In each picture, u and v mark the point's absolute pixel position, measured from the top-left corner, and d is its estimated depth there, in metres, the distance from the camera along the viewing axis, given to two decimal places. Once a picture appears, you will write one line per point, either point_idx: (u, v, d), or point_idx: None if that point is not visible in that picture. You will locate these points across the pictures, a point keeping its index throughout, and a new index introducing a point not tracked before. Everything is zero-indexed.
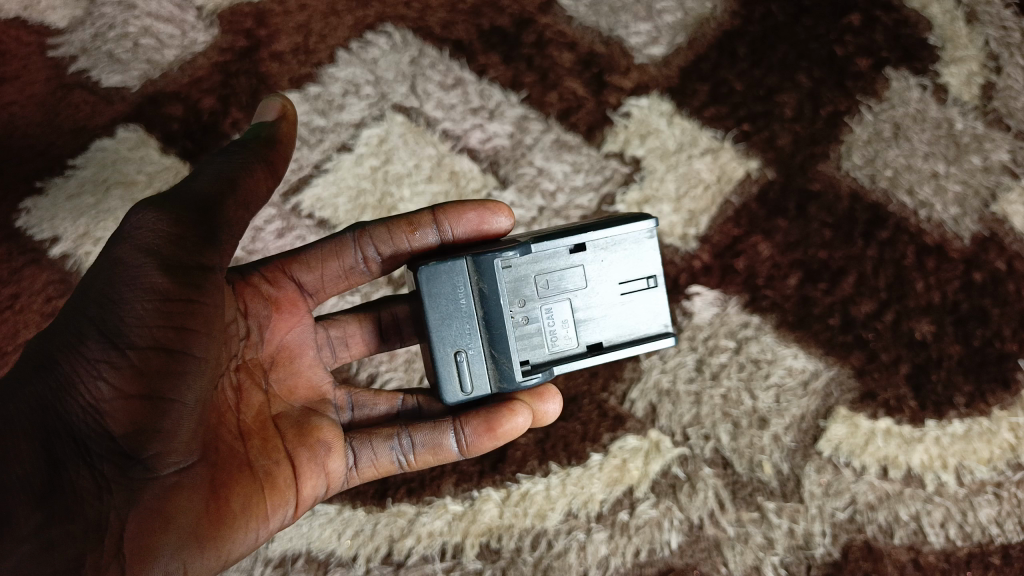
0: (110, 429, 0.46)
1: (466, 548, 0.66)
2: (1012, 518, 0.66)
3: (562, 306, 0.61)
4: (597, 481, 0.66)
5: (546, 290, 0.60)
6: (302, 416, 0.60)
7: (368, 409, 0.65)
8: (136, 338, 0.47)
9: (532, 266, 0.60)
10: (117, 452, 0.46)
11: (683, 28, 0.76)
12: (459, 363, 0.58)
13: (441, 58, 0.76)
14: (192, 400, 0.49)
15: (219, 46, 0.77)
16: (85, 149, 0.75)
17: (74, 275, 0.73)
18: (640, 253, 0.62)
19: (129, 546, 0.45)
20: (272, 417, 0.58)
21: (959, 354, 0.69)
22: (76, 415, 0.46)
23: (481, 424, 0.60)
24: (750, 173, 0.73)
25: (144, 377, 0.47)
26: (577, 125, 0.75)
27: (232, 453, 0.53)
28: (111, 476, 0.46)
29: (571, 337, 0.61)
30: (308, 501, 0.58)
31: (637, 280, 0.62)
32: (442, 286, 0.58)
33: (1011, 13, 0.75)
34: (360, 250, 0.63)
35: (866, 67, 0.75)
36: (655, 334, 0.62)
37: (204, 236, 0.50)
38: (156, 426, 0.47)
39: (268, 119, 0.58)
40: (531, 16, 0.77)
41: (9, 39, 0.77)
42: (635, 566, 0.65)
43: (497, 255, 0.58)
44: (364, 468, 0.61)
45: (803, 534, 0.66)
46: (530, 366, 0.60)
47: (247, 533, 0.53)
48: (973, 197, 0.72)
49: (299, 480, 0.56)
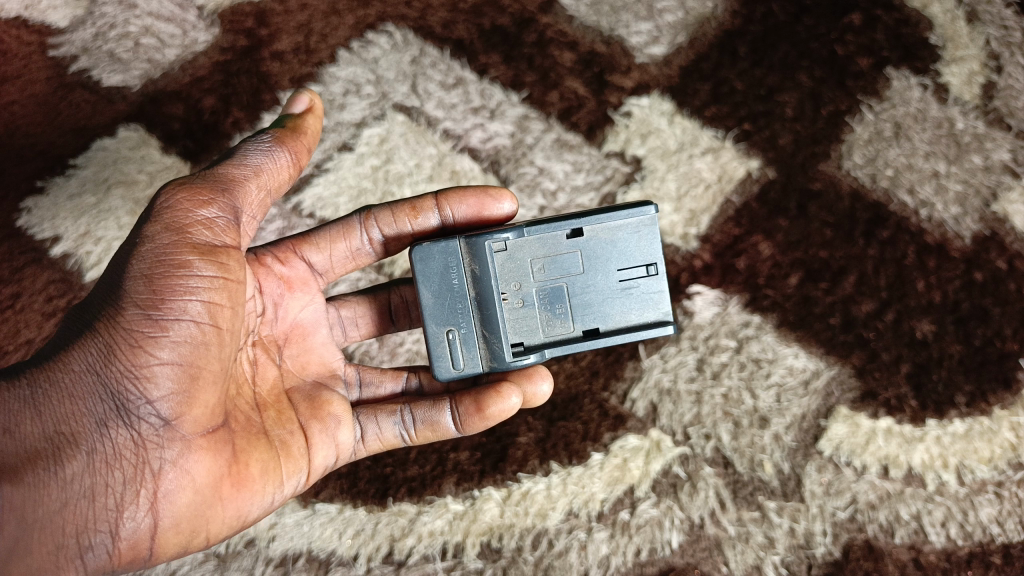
0: (140, 394, 0.49)
1: (466, 548, 0.66)
2: (1013, 517, 0.66)
3: (556, 291, 0.62)
4: (597, 480, 0.66)
5: (541, 276, 0.62)
6: (314, 390, 0.61)
7: (376, 387, 0.65)
8: (162, 311, 0.50)
9: (528, 251, 0.62)
10: (148, 415, 0.50)
11: (683, 28, 0.77)
12: (451, 342, 0.61)
13: (441, 58, 0.76)
14: (211, 371, 0.51)
15: (220, 46, 0.77)
16: (85, 149, 0.75)
17: (75, 274, 0.73)
18: (637, 242, 0.62)
19: (161, 498, 0.50)
20: (286, 391, 0.60)
21: (959, 353, 0.69)
22: (113, 379, 0.49)
23: (471, 404, 0.61)
24: (750, 173, 0.73)
25: (169, 346, 0.50)
26: (578, 125, 0.75)
27: (250, 422, 0.55)
28: (143, 436, 0.50)
29: (566, 321, 0.62)
30: (319, 471, 0.59)
31: (635, 269, 0.62)
32: (435, 266, 0.60)
33: (1012, 12, 0.75)
34: (365, 232, 0.64)
35: (866, 67, 0.75)
36: (650, 322, 0.62)
37: (223, 218, 0.53)
38: (179, 392, 0.50)
39: (294, 112, 0.58)
40: (531, 16, 0.77)
41: (9, 38, 0.77)
42: (636, 565, 0.65)
43: (488, 238, 0.60)
44: (371, 442, 0.62)
45: (803, 534, 0.66)
46: (523, 347, 0.62)
47: (263, 496, 0.55)
48: (974, 196, 0.72)
49: (311, 450, 0.58)
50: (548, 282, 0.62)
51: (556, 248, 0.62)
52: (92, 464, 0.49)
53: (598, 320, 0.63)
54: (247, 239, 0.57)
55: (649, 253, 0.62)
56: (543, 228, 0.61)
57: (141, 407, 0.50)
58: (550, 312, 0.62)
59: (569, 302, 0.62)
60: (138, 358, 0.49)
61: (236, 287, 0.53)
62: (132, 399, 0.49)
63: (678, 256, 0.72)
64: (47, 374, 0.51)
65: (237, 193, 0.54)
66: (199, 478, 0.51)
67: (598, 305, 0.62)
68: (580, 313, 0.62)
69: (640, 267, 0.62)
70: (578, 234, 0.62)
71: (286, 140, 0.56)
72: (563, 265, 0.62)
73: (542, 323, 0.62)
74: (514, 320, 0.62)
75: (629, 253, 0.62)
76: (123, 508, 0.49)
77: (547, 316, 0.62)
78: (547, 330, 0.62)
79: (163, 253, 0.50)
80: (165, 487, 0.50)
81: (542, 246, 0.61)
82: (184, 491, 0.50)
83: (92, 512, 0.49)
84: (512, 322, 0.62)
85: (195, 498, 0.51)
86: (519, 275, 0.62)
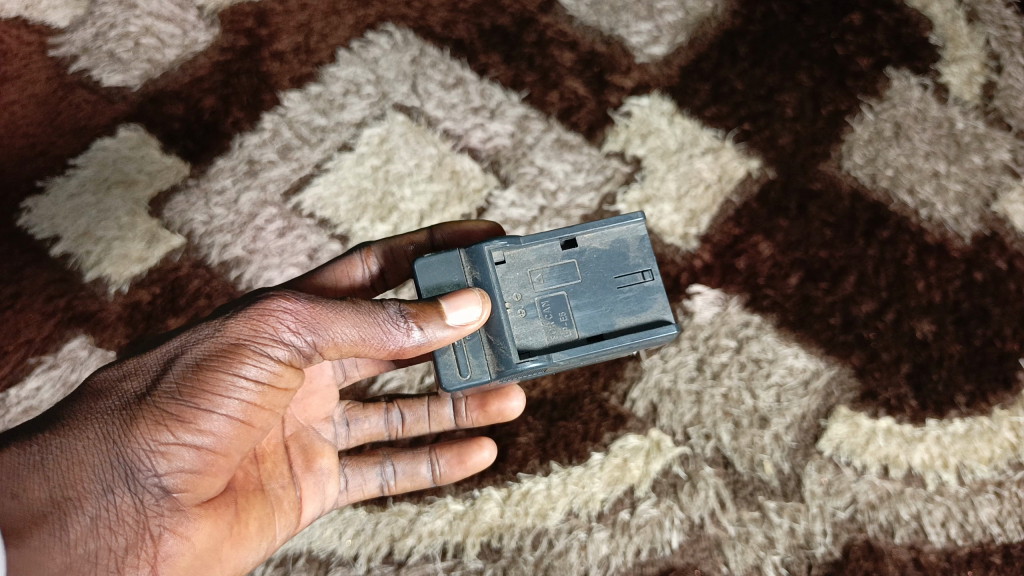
0: (156, 466, 0.49)
1: (466, 547, 0.64)
2: (1013, 517, 0.64)
3: (557, 300, 0.62)
4: (598, 480, 0.65)
5: (541, 284, 0.62)
6: (310, 439, 0.63)
7: (361, 423, 0.67)
8: (200, 398, 0.50)
9: (525, 261, 0.62)
10: (161, 485, 0.50)
11: (683, 28, 0.79)
12: (457, 348, 0.59)
13: (441, 58, 0.78)
14: (235, 450, 0.52)
15: (220, 46, 0.78)
16: (86, 149, 0.75)
17: (75, 274, 0.71)
18: (629, 248, 0.63)
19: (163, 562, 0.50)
20: (283, 441, 0.61)
21: (959, 353, 0.68)
22: (133, 450, 0.49)
23: (453, 457, 0.64)
24: (750, 173, 0.74)
25: (198, 427, 0.50)
26: (577, 125, 0.76)
27: (249, 478, 0.57)
28: (153, 504, 0.49)
29: (570, 327, 0.61)
30: (306, 520, 0.62)
31: (629, 274, 0.63)
32: (437, 277, 0.60)
33: (1012, 12, 0.78)
34: (366, 266, 0.66)
35: (866, 66, 0.77)
36: (652, 321, 0.61)
37: (297, 343, 0.52)
38: (201, 467, 0.51)
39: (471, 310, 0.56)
40: (531, 16, 0.79)
41: (9, 38, 0.79)
42: (636, 566, 0.63)
43: (486, 244, 0.61)
44: (354, 491, 0.64)
45: (803, 534, 0.64)
46: (530, 354, 0.60)
47: (255, 549, 0.57)
48: (973, 196, 0.73)
49: (302, 503, 0.60)
50: (547, 291, 0.62)
51: (552, 258, 0.63)
52: (97, 531, 0.48)
53: (601, 323, 0.62)
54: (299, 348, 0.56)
55: (643, 259, 0.63)
56: (537, 238, 0.62)
57: (150, 475, 0.49)
58: (554, 319, 0.61)
59: (570, 309, 0.62)
60: (165, 435, 0.49)
61: (281, 395, 0.53)
62: (142, 468, 0.49)
63: (679, 256, 0.72)
64: (58, 438, 0.49)
65: (327, 320, 0.53)
66: (201, 542, 0.52)
67: (599, 310, 0.62)
68: (582, 317, 0.62)
69: (634, 274, 0.63)
70: (571, 245, 0.63)
71: (424, 317, 0.55)
72: (560, 274, 0.62)
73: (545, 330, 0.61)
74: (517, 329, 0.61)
75: (623, 260, 0.63)
76: (124, 573, 0.48)
77: (550, 323, 0.61)
78: (549, 338, 0.61)
79: (219, 351, 0.51)
80: (167, 552, 0.50)
81: (538, 256, 0.62)
82: (185, 555, 0.51)
83: None
84: (517, 330, 0.61)
85: (194, 561, 0.51)
86: (519, 286, 0.62)
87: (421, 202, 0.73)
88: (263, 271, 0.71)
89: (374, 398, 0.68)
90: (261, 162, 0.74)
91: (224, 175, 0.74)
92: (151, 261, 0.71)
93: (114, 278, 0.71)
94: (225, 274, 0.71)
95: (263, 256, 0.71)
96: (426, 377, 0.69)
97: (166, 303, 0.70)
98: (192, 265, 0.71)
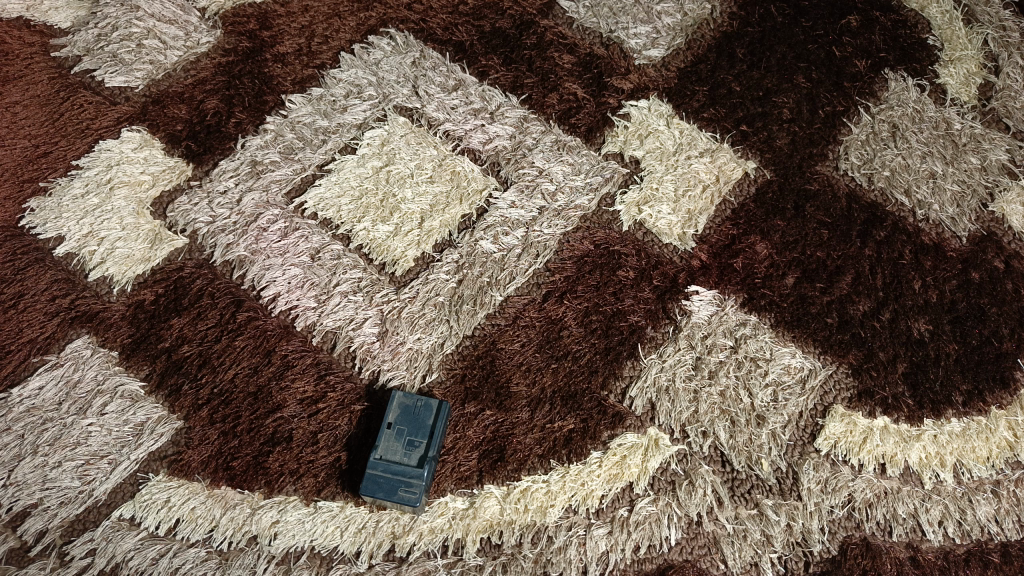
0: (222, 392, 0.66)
1: (467, 544, 0.63)
2: (1011, 516, 0.65)
3: (413, 454, 0.62)
4: (597, 477, 0.64)
5: (412, 467, 0.61)
6: (324, 402, 0.67)
7: (376, 394, 0.67)
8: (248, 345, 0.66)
9: (396, 469, 0.61)
10: (227, 404, 0.66)
11: (680, 31, 0.81)
12: (404, 499, 0.60)
13: (443, 61, 0.80)
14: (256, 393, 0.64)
15: (224, 48, 0.81)
16: (90, 151, 0.76)
17: (79, 274, 0.72)
18: (421, 426, 0.63)
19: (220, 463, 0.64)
20: (303, 399, 0.67)
21: (956, 352, 0.69)
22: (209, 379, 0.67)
23: (349, 490, 0.64)
24: (747, 174, 0.75)
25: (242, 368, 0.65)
26: (577, 126, 0.77)
27: (272, 423, 0.66)
28: (221, 417, 0.66)
29: (418, 449, 0.62)
30: (319, 472, 0.64)
31: (416, 409, 0.64)
32: (378, 501, 0.61)
33: (1010, 14, 0.83)
34: (361, 263, 0.72)
35: (863, 68, 0.80)
36: (424, 401, 0.64)
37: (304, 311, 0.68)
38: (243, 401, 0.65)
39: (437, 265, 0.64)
40: (531, 19, 0.82)
41: (13, 38, 0.81)
42: (635, 562, 0.63)
43: (380, 495, 0.60)
44: (365, 454, 0.65)
45: (800, 532, 0.63)
46: (417, 467, 0.61)
47: (272, 485, 0.64)
48: (971, 196, 0.74)
49: (316, 452, 0.65)
50: (413, 464, 0.61)
51: (404, 474, 0.61)
52: (188, 432, 0.66)
53: (421, 422, 0.63)
54: (319, 319, 0.70)
55: (410, 406, 0.64)
56: (401, 482, 0.61)
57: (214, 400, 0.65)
58: (411, 456, 0.62)
59: (414, 441, 0.62)
60: None
61: None
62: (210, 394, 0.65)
63: (677, 256, 0.72)
64: (167, 368, 0.68)
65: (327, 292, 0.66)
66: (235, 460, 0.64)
67: (411, 422, 0.63)
68: (411, 430, 0.63)
69: (420, 406, 0.64)
70: (411, 464, 0.61)
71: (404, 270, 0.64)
72: (414, 479, 0.61)
73: (400, 457, 0.62)
74: (395, 442, 0.62)
75: (422, 424, 0.63)
76: (197, 466, 0.64)
77: (406, 443, 0.62)
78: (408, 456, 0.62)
79: None
80: (222, 457, 0.65)
81: (404, 483, 0.61)
82: None
83: (179, 466, 0.65)
84: (412, 480, 0.61)
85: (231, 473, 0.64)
86: (403, 475, 0.61)
87: (421, 202, 0.73)
88: (265, 271, 0.71)
89: (374, 396, 0.67)
90: (264, 163, 0.75)
91: (226, 176, 0.75)
92: (154, 261, 0.72)
93: (117, 279, 0.71)
94: (228, 274, 0.72)
95: (265, 256, 0.72)
96: (426, 376, 0.68)
97: (169, 302, 0.70)
98: (195, 265, 0.72)
